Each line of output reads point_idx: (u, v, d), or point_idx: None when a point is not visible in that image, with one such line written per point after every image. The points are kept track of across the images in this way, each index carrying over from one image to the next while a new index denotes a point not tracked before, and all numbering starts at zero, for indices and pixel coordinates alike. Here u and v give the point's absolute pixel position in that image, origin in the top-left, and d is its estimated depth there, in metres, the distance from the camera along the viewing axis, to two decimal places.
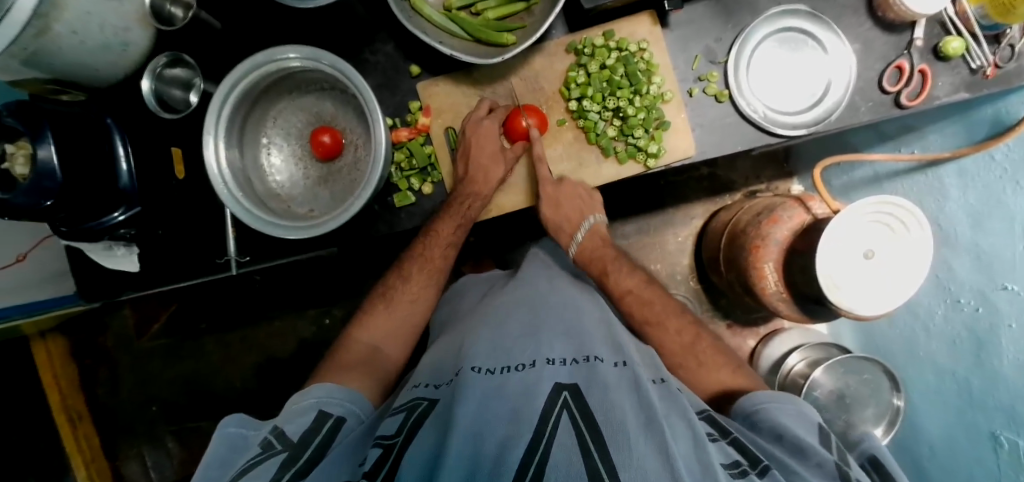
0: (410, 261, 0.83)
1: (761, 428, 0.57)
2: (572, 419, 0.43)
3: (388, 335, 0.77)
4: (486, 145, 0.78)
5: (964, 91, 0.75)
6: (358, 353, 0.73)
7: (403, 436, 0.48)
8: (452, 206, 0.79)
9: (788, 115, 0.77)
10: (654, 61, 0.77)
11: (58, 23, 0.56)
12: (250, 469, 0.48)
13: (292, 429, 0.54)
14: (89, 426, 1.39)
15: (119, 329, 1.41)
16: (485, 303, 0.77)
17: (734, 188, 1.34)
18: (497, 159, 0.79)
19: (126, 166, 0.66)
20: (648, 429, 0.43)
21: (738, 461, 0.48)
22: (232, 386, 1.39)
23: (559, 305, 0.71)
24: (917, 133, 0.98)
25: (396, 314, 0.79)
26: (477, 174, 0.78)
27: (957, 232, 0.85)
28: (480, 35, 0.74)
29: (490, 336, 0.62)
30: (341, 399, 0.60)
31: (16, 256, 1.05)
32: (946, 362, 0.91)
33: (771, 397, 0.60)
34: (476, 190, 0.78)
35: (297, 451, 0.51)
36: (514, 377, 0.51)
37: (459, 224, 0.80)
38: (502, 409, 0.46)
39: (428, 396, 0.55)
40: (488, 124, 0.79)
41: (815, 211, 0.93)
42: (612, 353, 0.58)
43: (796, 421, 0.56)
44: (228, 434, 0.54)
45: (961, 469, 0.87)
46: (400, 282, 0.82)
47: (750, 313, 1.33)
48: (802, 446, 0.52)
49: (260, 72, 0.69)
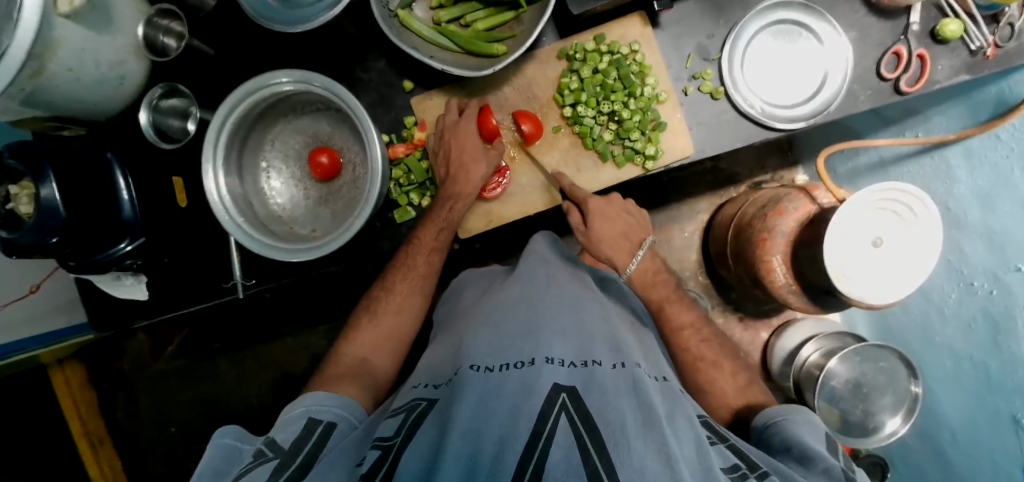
0: (394, 268, 0.81)
1: (772, 442, 0.57)
2: (570, 421, 0.43)
3: (376, 347, 0.76)
4: (466, 146, 0.77)
5: (965, 73, 0.73)
6: (347, 366, 0.72)
7: (401, 437, 0.48)
8: (435, 209, 0.79)
9: (785, 109, 0.76)
10: (647, 62, 0.76)
11: (52, 62, 0.57)
12: (245, 474, 0.49)
13: (283, 437, 0.54)
14: (111, 450, 1.41)
15: (134, 353, 1.43)
16: (480, 303, 0.76)
17: (737, 181, 1.32)
18: (478, 157, 0.77)
19: (127, 195, 0.67)
20: (648, 432, 0.44)
21: (737, 465, 0.48)
22: (248, 404, 1.40)
23: (561, 300, 0.69)
24: (920, 117, 0.96)
25: (382, 327, 0.78)
26: (459, 174, 0.77)
27: (967, 215, 0.83)
28: (470, 47, 0.74)
29: (489, 334, 0.61)
30: (331, 406, 0.61)
31: (28, 288, 1.04)
32: (963, 347, 0.89)
33: (785, 412, 0.60)
34: (458, 191, 0.77)
35: (288, 459, 0.51)
36: (513, 377, 0.50)
37: (442, 227, 0.79)
38: (501, 408, 0.45)
39: (427, 396, 0.54)
40: (464, 125, 0.77)
41: (821, 201, 0.91)
42: (611, 355, 0.58)
43: (807, 430, 0.56)
44: (223, 445, 0.55)
45: (983, 455, 0.85)
46: (383, 294, 0.81)
47: (762, 305, 1.32)
48: (808, 455, 0.52)
49: (254, 98, 0.70)
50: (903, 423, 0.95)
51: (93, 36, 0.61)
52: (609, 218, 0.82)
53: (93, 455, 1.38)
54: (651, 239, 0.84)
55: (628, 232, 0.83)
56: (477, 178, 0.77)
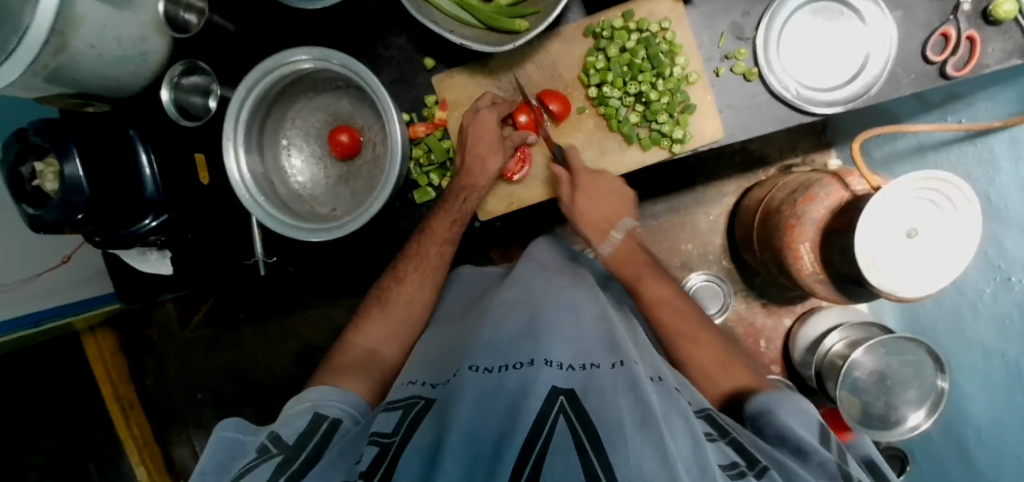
0: (405, 259, 0.81)
1: (763, 431, 0.56)
2: (568, 424, 0.42)
3: (383, 337, 0.77)
4: (485, 134, 0.75)
5: (1018, 57, 0.68)
6: (356, 355, 0.73)
7: (401, 434, 0.48)
8: (449, 199, 0.79)
9: (824, 92, 0.72)
10: (677, 41, 0.73)
11: (74, 39, 0.57)
12: (246, 472, 0.47)
13: (287, 433, 0.54)
14: (140, 415, 1.48)
15: (163, 322, 1.47)
16: (481, 305, 0.74)
17: (767, 163, 1.28)
18: (496, 148, 0.75)
19: (149, 173, 0.68)
20: (645, 428, 0.42)
21: (736, 462, 0.46)
22: (273, 374, 1.44)
23: (557, 304, 0.68)
24: (964, 102, 0.91)
25: (393, 316, 0.78)
26: (475, 164, 0.76)
27: (1009, 207, 0.79)
28: (493, 23, 0.71)
29: (493, 331, 0.62)
30: (336, 401, 0.61)
31: (61, 257, 1.08)
32: (995, 343, 0.87)
33: (768, 396, 0.60)
34: (473, 182, 0.77)
35: (291, 454, 0.50)
36: (511, 377, 0.50)
37: (455, 219, 0.78)
38: (500, 407, 0.46)
39: (426, 395, 0.55)
40: (486, 114, 0.75)
41: (855, 187, 0.87)
42: (608, 355, 0.57)
43: (796, 417, 0.56)
44: (225, 438, 0.55)
45: (1008, 453, 0.83)
46: (396, 284, 0.81)
47: (787, 292, 1.29)
48: (804, 448, 0.51)
49: (274, 77, 0.69)
50: (927, 417, 0.93)
51: (113, 12, 0.60)
52: (592, 199, 0.78)
53: (125, 418, 1.44)
54: (629, 222, 0.81)
55: (605, 211, 0.80)
56: (493, 168, 0.76)
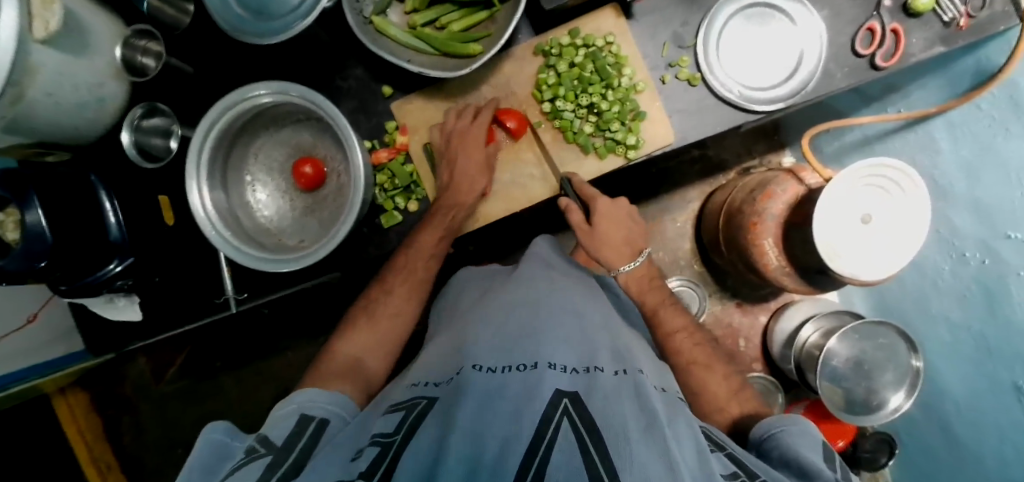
0: (390, 272, 0.81)
1: (772, 455, 0.56)
2: (572, 425, 0.43)
3: (370, 349, 0.75)
4: (473, 151, 0.77)
5: (940, 44, 0.73)
6: (337, 365, 0.70)
7: (402, 434, 0.47)
8: (435, 216, 0.79)
9: (764, 91, 0.76)
10: (622, 53, 0.76)
11: (31, 88, 0.58)
12: (235, 472, 0.47)
13: (276, 434, 0.53)
14: (118, 476, 1.41)
15: (136, 377, 1.42)
16: (480, 304, 0.76)
17: (727, 167, 1.33)
18: (482, 167, 0.78)
19: (114, 219, 0.68)
20: (650, 435, 0.44)
21: (736, 471, 0.47)
22: (253, 421, 1.39)
23: (559, 307, 0.68)
24: (901, 91, 0.97)
25: (381, 337, 0.77)
26: (460, 183, 0.77)
27: (954, 185, 0.84)
28: (446, 48, 0.73)
29: (491, 335, 0.62)
30: (323, 403, 0.59)
31: (27, 317, 1.05)
32: (959, 317, 0.90)
33: (782, 421, 0.59)
34: (459, 201, 0.77)
35: (282, 455, 0.49)
36: (515, 379, 0.50)
37: (441, 235, 0.79)
38: (502, 411, 0.45)
39: (427, 395, 0.54)
40: (473, 129, 0.77)
41: (809, 182, 0.93)
42: (614, 362, 0.58)
43: (806, 442, 0.55)
44: (214, 441, 0.53)
45: (988, 423, 0.85)
46: (382, 297, 0.80)
47: (758, 290, 1.32)
48: (808, 471, 0.50)
49: (234, 113, 0.70)
50: (907, 398, 0.95)
51: (70, 60, 0.62)
52: (614, 222, 0.81)
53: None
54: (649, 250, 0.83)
55: (629, 239, 0.82)
56: (478, 186, 0.77)
